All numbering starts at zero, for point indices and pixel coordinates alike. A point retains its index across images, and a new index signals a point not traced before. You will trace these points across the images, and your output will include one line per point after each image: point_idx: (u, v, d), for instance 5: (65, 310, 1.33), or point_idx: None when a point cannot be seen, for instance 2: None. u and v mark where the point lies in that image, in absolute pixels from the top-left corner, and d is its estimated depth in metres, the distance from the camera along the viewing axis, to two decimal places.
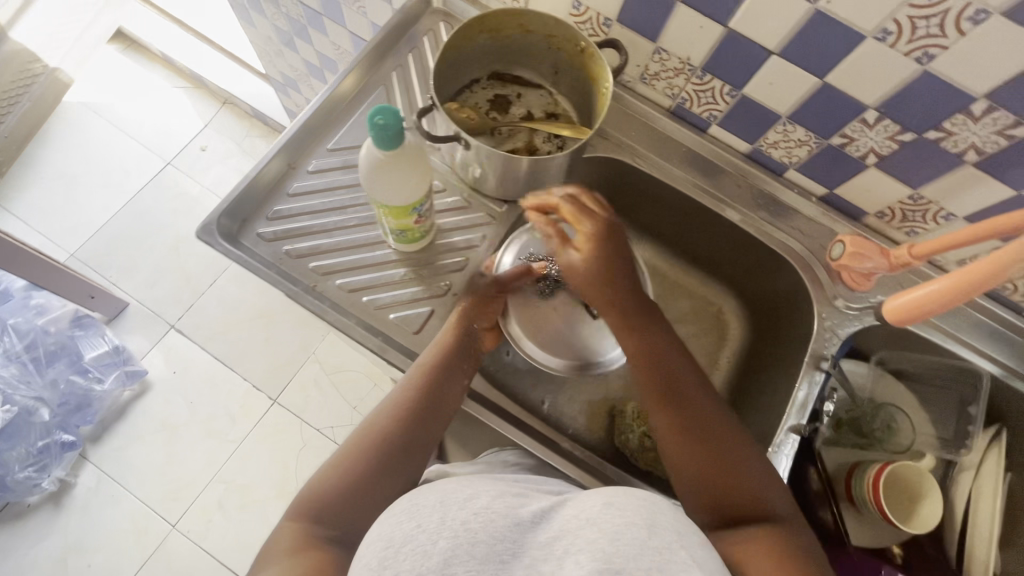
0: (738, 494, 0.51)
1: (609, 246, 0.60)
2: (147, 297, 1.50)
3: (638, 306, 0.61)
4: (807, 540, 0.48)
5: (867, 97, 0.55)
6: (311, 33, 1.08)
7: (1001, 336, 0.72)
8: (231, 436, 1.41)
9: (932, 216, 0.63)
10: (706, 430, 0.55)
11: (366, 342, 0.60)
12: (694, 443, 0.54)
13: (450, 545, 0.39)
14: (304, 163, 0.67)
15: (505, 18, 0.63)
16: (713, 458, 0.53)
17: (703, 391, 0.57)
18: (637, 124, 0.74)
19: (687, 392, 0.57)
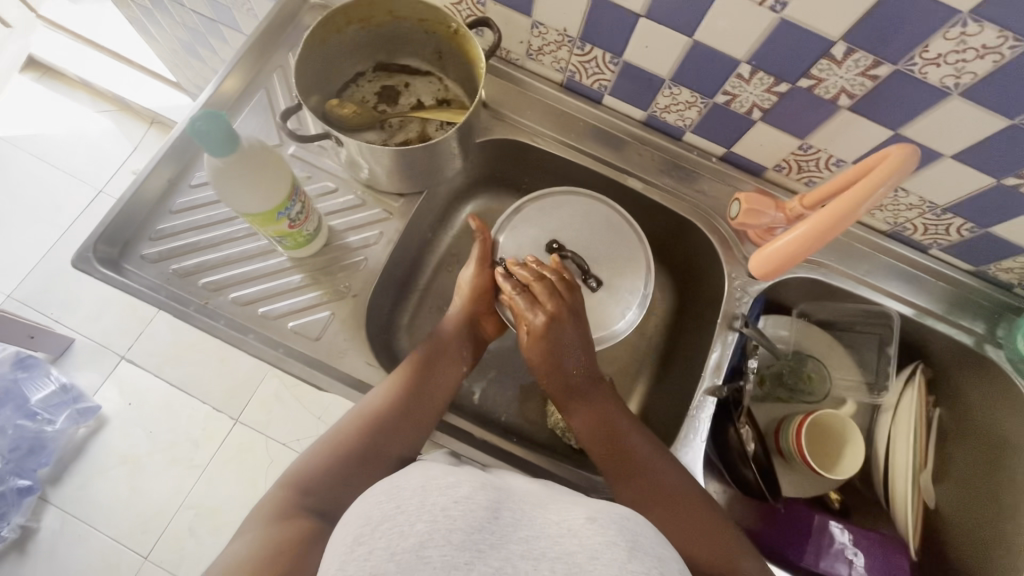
0: (679, 507, 0.55)
1: (559, 345, 0.62)
2: (95, 330, 1.36)
3: (582, 357, 0.63)
4: (740, 550, 0.53)
5: (737, 52, 0.54)
6: (211, 40, 1.04)
7: (914, 279, 0.72)
8: (195, 461, 1.27)
9: (824, 163, 0.63)
10: (645, 462, 0.59)
11: (263, 354, 0.59)
12: (639, 467, 0.58)
13: (427, 528, 0.36)
14: (187, 175, 0.65)
15: (372, 7, 0.61)
16: (650, 490, 0.56)
17: (635, 428, 0.61)
18: (533, 102, 0.73)
19: (627, 434, 0.61)
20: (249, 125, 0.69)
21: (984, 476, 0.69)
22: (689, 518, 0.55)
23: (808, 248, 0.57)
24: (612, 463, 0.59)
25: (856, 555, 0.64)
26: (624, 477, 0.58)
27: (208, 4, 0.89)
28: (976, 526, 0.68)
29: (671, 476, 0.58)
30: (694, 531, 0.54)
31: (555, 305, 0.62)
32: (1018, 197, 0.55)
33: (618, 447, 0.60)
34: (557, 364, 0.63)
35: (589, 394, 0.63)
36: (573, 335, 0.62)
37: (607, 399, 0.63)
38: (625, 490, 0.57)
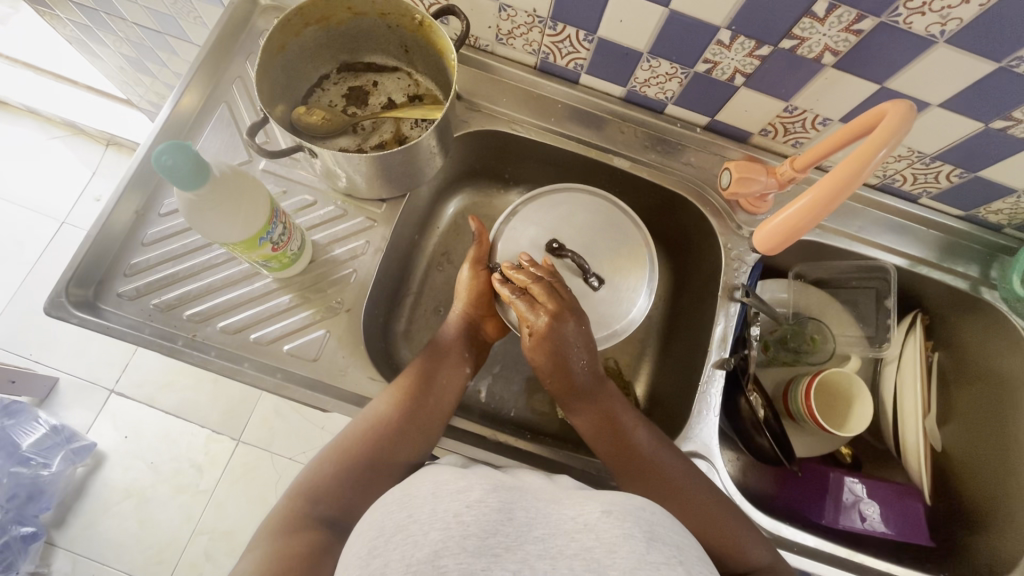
0: (687, 494, 0.56)
1: (564, 346, 0.60)
2: (78, 367, 1.32)
3: (589, 353, 0.61)
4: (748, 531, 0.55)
5: (714, 19, 0.52)
6: (159, 53, 0.98)
7: (907, 228, 0.72)
8: (201, 486, 1.25)
9: (811, 123, 0.62)
10: (649, 452, 0.58)
11: (261, 382, 0.57)
12: (646, 458, 0.58)
13: (441, 537, 0.35)
14: (156, 203, 0.62)
15: (329, 5, 0.58)
16: (657, 485, 0.56)
17: (640, 422, 0.61)
18: (509, 89, 0.70)
19: (630, 429, 0.60)
20: (212, 141, 0.65)
21: (989, 417, 0.70)
22: (696, 506, 0.55)
23: (806, 224, 0.57)
24: (619, 461, 0.59)
25: (871, 507, 0.64)
26: (630, 473, 0.58)
27: (149, 16, 0.84)
28: (984, 466, 0.69)
29: (675, 465, 0.58)
30: (701, 519, 0.54)
31: (555, 306, 0.60)
32: (1006, 140, 0.55)
33: (624, 444, 0.59)
34: (563, 362, 0.60)
35: (590, 393, 0.62)
36: (575, 334, 0.60)
37: (608, 396, 0.62)
38: (635, 487, 0.57)
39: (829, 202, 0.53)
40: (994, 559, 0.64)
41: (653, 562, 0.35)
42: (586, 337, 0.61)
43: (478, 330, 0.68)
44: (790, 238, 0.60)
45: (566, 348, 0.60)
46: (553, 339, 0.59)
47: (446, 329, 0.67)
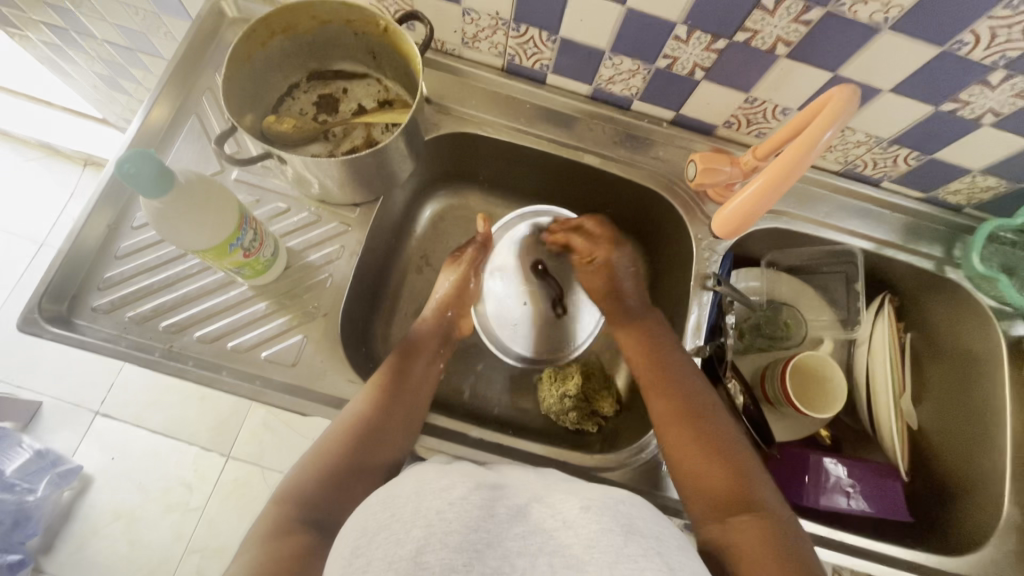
0: (706, 427, 0.56)
1: (619, 271, 0.70)
2: (61, 390, 1.31)
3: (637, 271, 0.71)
4: (763, 483, 0.53)
5: (671, 15, 0.54)
6: (133, 70, 0.98)
7: (871, 213, 0.73)
8: (192, 504, 1.23)
9: (771, 113, 0.63)
10: (682, 381, 0.60)
11: (240, 390, 0.57)
12: (668, 386, 0.60)
13: (423, 534, 0.35)
14: (129, 216, 0.62)
15: (293, 14, 0.59)
16: (681, 405, 0.58)
17: (673, 344, 0.64)
18: (478, 92, 0.72)
19: (671, 356, 0.62)
20: (184, 153, 0.66)
21: (961, 392, 0.72)
22: (715, 441, 0.55)
23: (748, 222, 0.62)
24: (649, 381, 0.61)
25: (852, 487, 0.65)
26: (657, 391, 0.60)
27: (120, 33, 0.84)
28: (958, 441, 0.70)
29: (710, 398, 0.59)
30: (714, 452, 0.54)
31: (601, 244, 0.71)
32: (958, 122, 0.57)
33: (653, 363, 0.62)
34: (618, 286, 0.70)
35: (660, 330, 0.66)
36: (627, 261, 0.71)
37: (654, 323, 0.66)
38: (660, 403, 0.59)
39: (784, 183, 0.55)
40: (972, 531, 0.65)
41: (631, 555, 0.35)
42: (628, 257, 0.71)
43: (458, 318, 0.70)
44: (750, 221, 0.62)
45: (615, 268, 0.70)
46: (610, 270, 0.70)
47: (420, 324, 0.68)
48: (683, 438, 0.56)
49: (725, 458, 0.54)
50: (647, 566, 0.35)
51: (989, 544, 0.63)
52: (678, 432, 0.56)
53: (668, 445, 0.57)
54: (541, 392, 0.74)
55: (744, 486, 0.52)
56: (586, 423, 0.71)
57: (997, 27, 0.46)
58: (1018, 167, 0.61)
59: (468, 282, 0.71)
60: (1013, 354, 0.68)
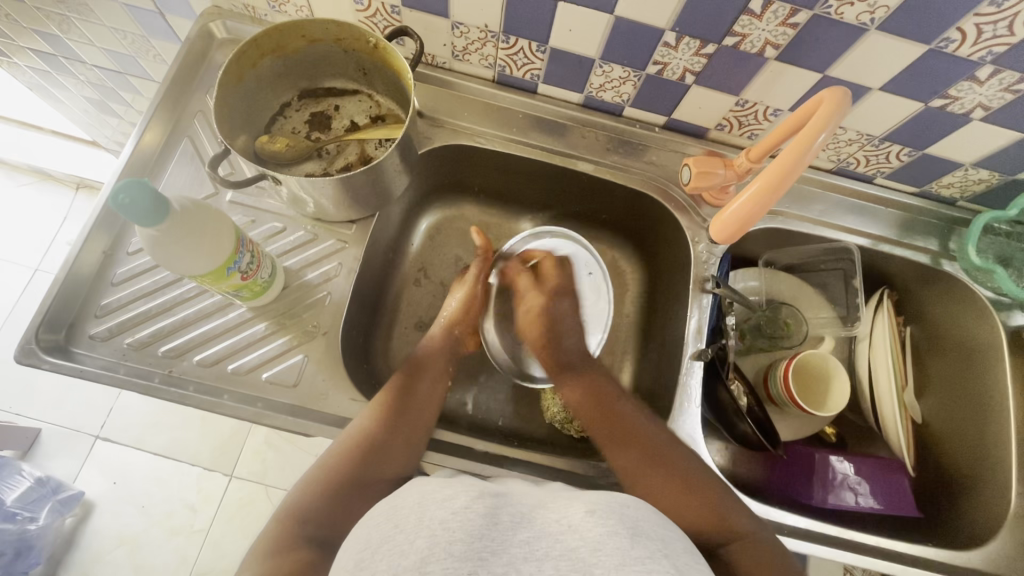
0: (670, 465, 0.56)
1: (558, 316, 0.70)
2: (60, 416, 1.29)
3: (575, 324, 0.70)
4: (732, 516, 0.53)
5: (659, 21, 0.54)
6: (122, 94, 0.98)
7: (865, 209, 0.74)
8: (196, 526, 1.22)
9: (763, 115, 0.64)
10: (636, 425, 0.59)
11: (241, 413, 0.57)
12: (624, 434, 0.58)
13: (427, 545, 0.35)
14: (124, 242, 0.61)
15: (283, 34, 0.59)
16: (641, 451, 0.57)
17: (616, 394, 0.63)
18: (470, 103, 0.72)
19: (619, 405, 0.61)
20: (177, 176, 0.66)
21: (963, 385, 0.72)
22: (684, 475, 0.55)
23: (747, 223, 0.62)
24: (601, 427, 0.60)
25: (860, 483, 0.65)
26: (614, 437, 0.59)
27: (108, 57, 0.84)
28: (963, 433, 0.71)
29: (665, 437, 0.58)
30: (681, 489, 0.54)
31: (545, 289, 0.72)
32: (948, 116, 0.57)
33: (607, 410, 0.61)
34: (538, 339, 0.68)
35: (607, 380, 0.64)
36: (570, 309, 0.71)
37: (600, 374, 0.65)
38: (619, 453, 0.57)
39: (778, 187, 0.55)
40: (981, 523, 0.65)
41: (638, 557, 0.35)
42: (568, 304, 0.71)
43: (464, 340, 0.71)
44: (745, 223, 0.62)
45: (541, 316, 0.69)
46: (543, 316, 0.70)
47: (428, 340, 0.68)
48: (646, 482, 0.55)
49: (691, 496, 0.54)
50: (656, 566, 0.35)
51: (998, 537, 0.63)
52: (647, 470, 0.56)
53: (637, 485, 0.55)
54: (545, 402, 0.74)
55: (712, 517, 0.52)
56: None
57: (983, 24, 0.47)
58: (1009, 158, 0.61)
59: (474, 299, 0.72)
60: (1013, 345, 0.68)
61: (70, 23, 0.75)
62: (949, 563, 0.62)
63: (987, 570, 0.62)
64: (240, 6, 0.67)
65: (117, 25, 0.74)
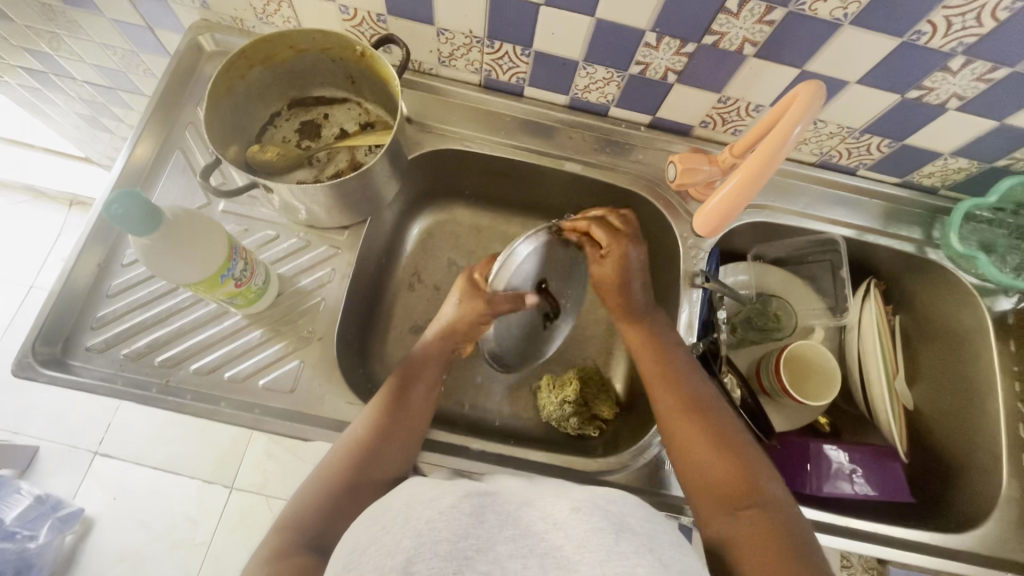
0: (714, 430, 0.55)
1: (631, 268, 0.63)
2: (58, 433, 1.29)
3: (641, 273, 0.64)
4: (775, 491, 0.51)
5: (638, 23, 0.55)
6: (115, 109, 0.99)
7: (849, 201, 0.75)
8: (198, 539, 1.22)
9: (745, 111, 0.65)
10: (686, 378, 0.60)
11: (238, 420, 0.57)
12: (677, 386, 0.59)
13: (414, 543, 0.35)
14: (118, 254, 0.62)
15: (271, 44, 0.60)
16: (693, 403, 0.57)
17: (681, 349, 0.63)
18: (458, 108, 0.73)
19: (676, 355, 0.62)
20: (169, 188, 0.66)
21: (952, 371, 0.73)
22: (720, 435, 0.55)
23: (733, 211, 0.62)
24: (654, 373, 0.60)
25: (854, 470, 0.66)
26: (662, 380, 0.60)
27: (99, 73, 0.85)
28: (953, 418, 0.72)
29: (714, 394, 0.59)
30: (722, 452, 0.53)
31: (616, 240, 0.63)
32: (924, 107, 0.58)
33: (665, 358, 0.61)
34: (620, 285, 0.64)
35: (664, 331, 0.64)
36: (639, 258, 0.63)
37: (661, 322, 0.65)
38: (666, 394, 0.59)
39: (762, 175, 0.56)
40: (974, 506, 0.66)
41: (623, 552, 0.36)
42: (638, 249, 0.63)
43: (462, 346, 0.66)
44: (733, 211, 0.62)
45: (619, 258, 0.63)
46: (623, 276, 0.63)
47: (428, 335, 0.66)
48: (688, 438, 0.55)
49: (730, 459, 0.53)
50: (633, 561, 0.35)
51: (992, 518, 0.64)
52: (685, 424, 0.56)
53: (673, 439, 0.56)
54: (540, 400, 0.74)
55: (748, 486, 0.51)
56: (588, 427, 0.72)
57: (952, 16, 0.48)
58: (986, 147, 0.63)
59: (482, 321, 0.65)
60: (998, 329, 0.70)
61: (60, 40, 0.76)
62: (946, 547, 0.63)
63: (982, 553, 0.62)
64: (229, 19, 0.68)
65: (107, 41, 0.74)
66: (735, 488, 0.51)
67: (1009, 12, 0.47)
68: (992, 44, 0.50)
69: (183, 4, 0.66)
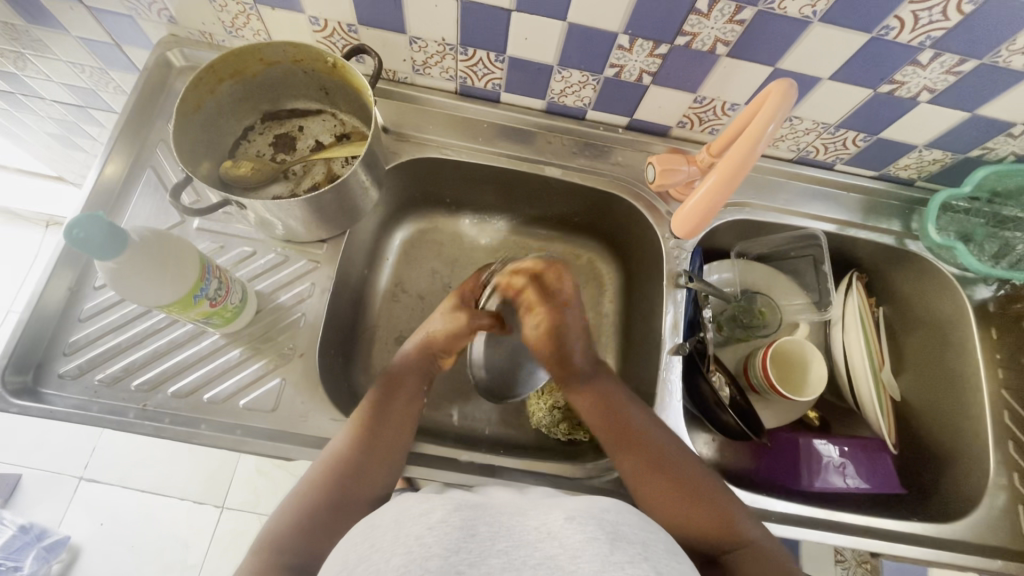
0: (688, 478, 0.55)
1: (567, 331, 0.66)
2: (40, 459, 1.25)
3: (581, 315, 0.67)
4: (749, 522, 0.53)
5: (611, 26, 0.55)
6: (86, 127, 0.97)
7: (829, 195, 0.76)
8: (188, 562, 1.20)
9: (721, 110, 0.65)
10: (648, 437, 0.58)
11: (219, 441, 0.56)
12: (636, 453, 0.57)
13: (403, 561, 0.34)
14: (90, 277, 0.61)
15: (239, 58, 0.59)
16: (653, 458, 0.56)
17: (633, 407, 0.61)
18: (435, 116, 0.72)
19: (628, 412, 0.60)
20: (142, 207, 0.65)
21: (937, 361, 0.74)
22: (684, 480, 0.55)
23: (719, 199, 0.61)
24: (610, 438, 0.59)
25: (845, 465, 0.66)
26: (624, 448, 0.58)
27: (68, 92, 0.83)
28: (940, 407, 0.72)
29: (669, 440, 0.58)
30: (693, 499, 0.53)
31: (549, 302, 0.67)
32: (896, 101, 0.59)
33: (619, 419, 0.60)
34: (553, 336, 0.66)
35: (603, 382, 0.64)
36: (575, 317, 0.66)
37: (606, 380, 0.64)
38: (628, 460, 0.57)
39: (744, 166, 0.55)
40: (965, 494, 0.66)
41: (617, 562, 0.35)
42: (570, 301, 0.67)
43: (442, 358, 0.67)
44: (718, 202, 0.61)
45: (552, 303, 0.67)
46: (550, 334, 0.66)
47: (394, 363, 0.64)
48: (657, 494, 0.54)
49: (704, 505, 0.53)
50: (636, 571, 0.35)
51: (980, 506, 0.64)
52: (648, 477, 0.55)
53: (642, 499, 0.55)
54: (531, 409, 0.74)
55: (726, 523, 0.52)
56: (578, 433, 0.71)
57: (919, 11, 0.48)
58: (959, 138, 0.63)
59: (462, 334, 0.66)
60: (980, 317, 0.70)
61: (26, 60, 0.74)
62: (937, 537, 0.63)
63: (974, 542, 0.63)
64: (197, 33, 0.67)
65: (73, 59, 0.73)
66: (716, 528, 0.52)
67: (974, 5, 0.47)
68: (960, 37, 0.50)
69: (150, 19, 0.65)
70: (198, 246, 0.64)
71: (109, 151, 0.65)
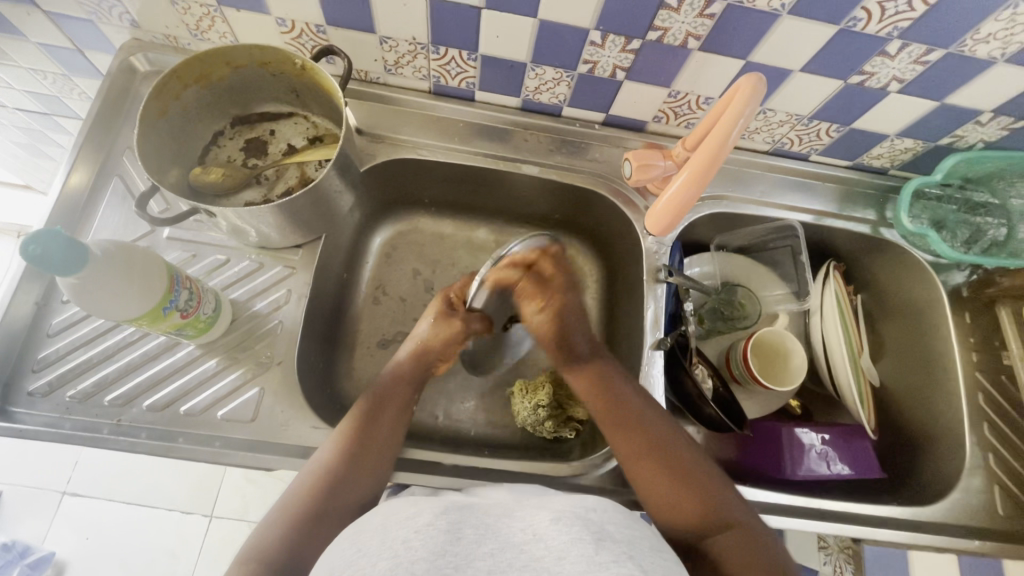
0: (677, 462, 0.55)
1: (565, 319, 0.66)
2: (20, 476, 1.23)
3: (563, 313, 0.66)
4: (734, 503, 0.52)
5: (583, 21, 0.55)
6: (51, 135, 0.94)
7: (805, 186, 0.76)
8: (179, 572, 1.18)
9: (695, 104, 0.65)
10: (643, 417, 0.58)
11: (198, 454, 0.55)
12: (635, 432, 0.57)
13: (388, 567, 0.34)
14: (58, 292, 0.59)
15: (201, 63, 0.57)
16: (651, 437, 0.57)
17: (631, 389, 0.61)
18: (409, 116, 0.71)
19: (624, 387, 0.61)
20: (110, 217, 0.64)
21: (912, 345, 0.75)
22: (683, 472, 0.54)
23: (714, 165, 0.57)
24: (608, 417, 0.59)
25: (827, 452, 0.66)
26: (625, 432, 0.58)
27: (30, 99, 0.81)
28: (917, 391, 0.73)
29: (664, 419, 0.59)
30: (683, 481, 0.53)
31: (552, 291, 0.67)
32: (867, 91, 0.59)
33: (616, 396, 0.60)
34: (562, 312, 0.67)
35: (605, 362, 0.64)
36: (577, 305, 0.67)
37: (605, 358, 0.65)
38: (623, 438, 0.58)
39: (723, 148, 0.55)
40: (942, 475, 0.68)
41: (602, 562, 0.35)
42: (572, 287, 0.67)
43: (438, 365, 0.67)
44: (698, 189, 0.61)
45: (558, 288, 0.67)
46: (557, 328, 0.66)
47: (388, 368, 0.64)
48: (652, 476, 0.55)
49: (689, 487, 0.53)
50: (621, 572, 0.34)
51: (958, 487, 0.66)
52: (648, 468, 0.55)
53: (638, 481, 0.55)
54: (514, 407, 0.73)
55: (709, 502, 0.52)
56: (564, 430, 0.71)
57: (884, 2, 0.49)
58: (930, 126, 0.64)
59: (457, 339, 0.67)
60: (953, 302, 0.72)
61: None
62: (917, 520, 0.64)
63: (954, 522, 0.64)
64: (161, 37, 0.65)
65: (34, 66, 0.71)
66: (697, 503, 0.52)
67: None
68: (926, 26, 0.51)
69: (110, 24, 0.63)
70: (169, 255, 0.63)
71: (80, 160, 0.64)
